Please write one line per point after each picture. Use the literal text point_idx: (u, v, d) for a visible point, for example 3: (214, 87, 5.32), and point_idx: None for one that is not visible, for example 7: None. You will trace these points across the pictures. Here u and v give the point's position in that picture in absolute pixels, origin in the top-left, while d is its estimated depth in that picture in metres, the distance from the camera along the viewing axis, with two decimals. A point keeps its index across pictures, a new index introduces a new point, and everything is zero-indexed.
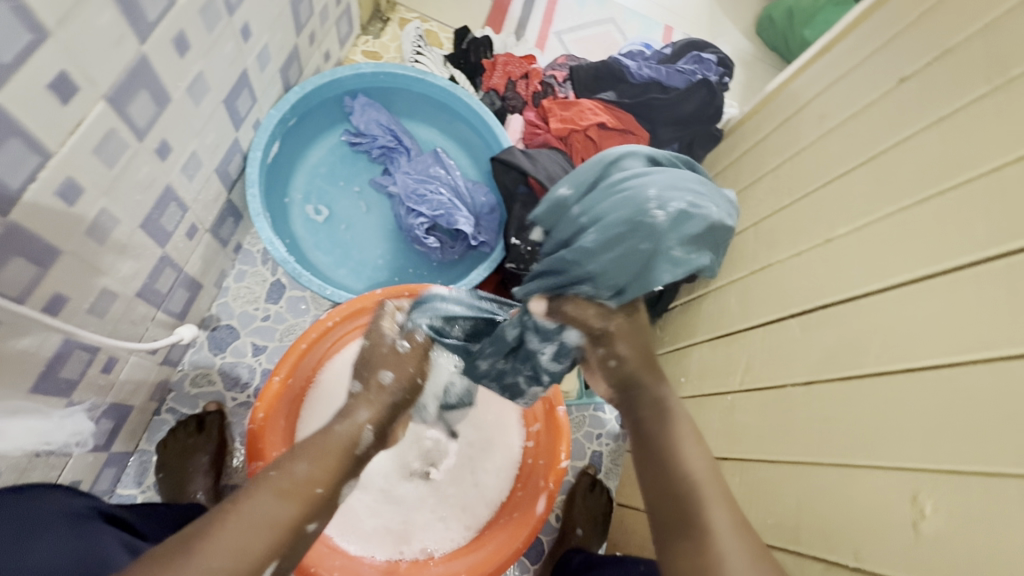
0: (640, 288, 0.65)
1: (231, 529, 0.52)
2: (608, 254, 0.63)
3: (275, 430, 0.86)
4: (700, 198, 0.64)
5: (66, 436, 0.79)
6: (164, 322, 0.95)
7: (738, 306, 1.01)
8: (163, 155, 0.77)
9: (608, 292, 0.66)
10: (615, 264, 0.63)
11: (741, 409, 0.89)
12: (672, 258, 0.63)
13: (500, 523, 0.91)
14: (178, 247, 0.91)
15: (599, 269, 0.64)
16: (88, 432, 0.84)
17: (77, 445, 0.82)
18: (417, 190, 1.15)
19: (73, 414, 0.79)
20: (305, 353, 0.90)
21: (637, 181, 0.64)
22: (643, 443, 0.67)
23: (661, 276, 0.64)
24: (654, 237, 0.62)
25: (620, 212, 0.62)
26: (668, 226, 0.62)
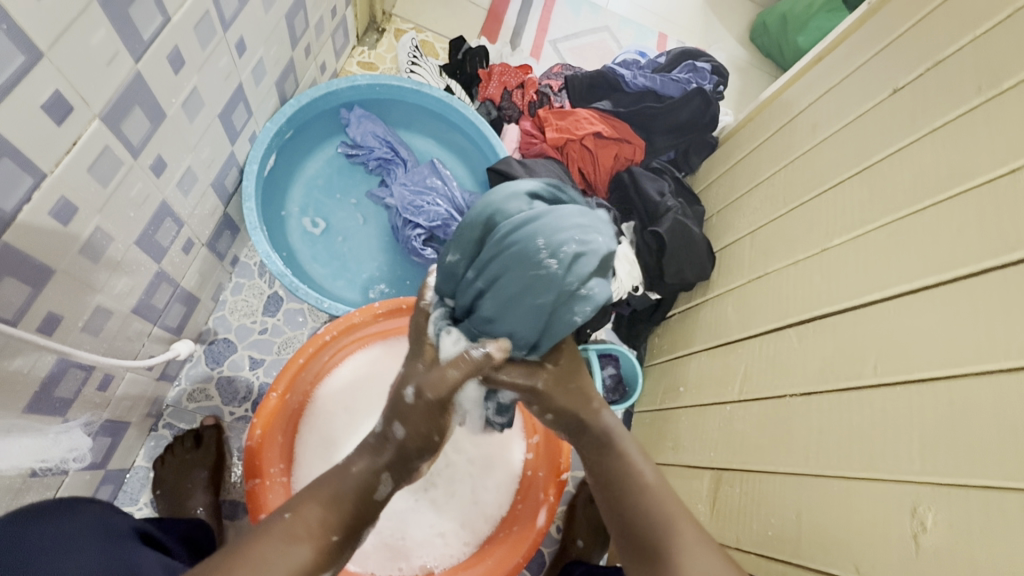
0: (559, 335, 0.63)
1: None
2: (515, 315, 0.61)
3: (273, 446, 0.85)
4: (596, 228, 0.59)
5: (64, 452, 0.78)
6: (160, 337, 0.95)
7: (736, 315, 1.01)
8: (158, 171, 0.77)
9: (524, 349, 0.65)
10: (523, 326, 0.62)
11: (740, 419, 0.89)
12: (584, 298, 0.60)
13: (499, 537, 0.91)
14: (174, 262, 0.91)
15: (508, 331, 0.62)
16: (86, 447, 0.83)
17: (75, 460, 0.81)
18: (414, 201, 1.15)
19: (71, 430, 0.78)
20: (303, 367, 0.90)
21: (522, 227, 0.58)
22: (601, 459, 0.69)
23: (576, 319, 0.61)
24: (557, 289, 0.58)
25: (512, 270, 0.58)
26: (571, 270, 0.58)
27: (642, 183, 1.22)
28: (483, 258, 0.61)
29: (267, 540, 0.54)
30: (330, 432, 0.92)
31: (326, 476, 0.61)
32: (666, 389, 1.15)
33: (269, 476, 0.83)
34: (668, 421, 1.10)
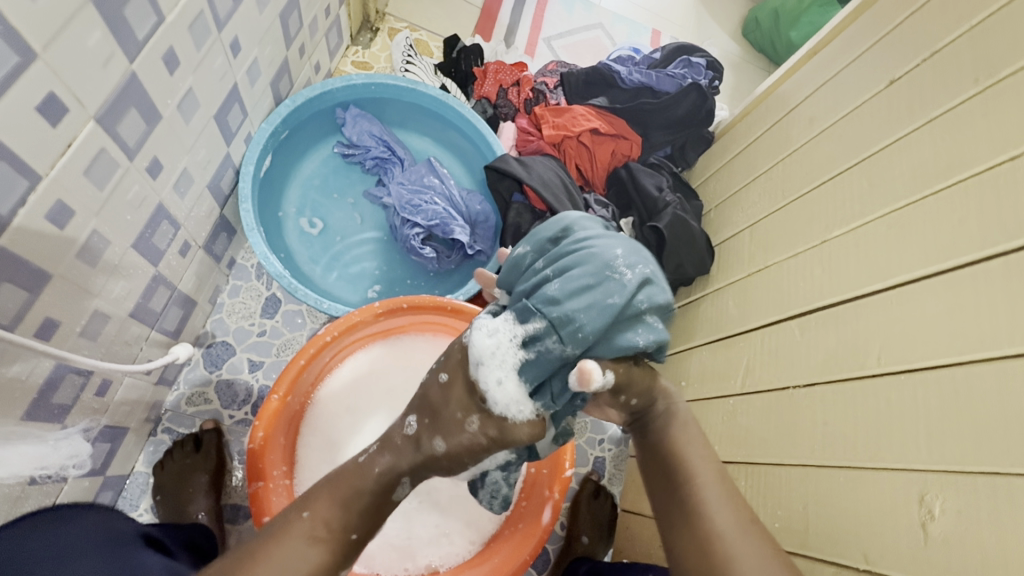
0: (611, 351, 0.60)
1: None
2: (581, 304, 0.58)
3: (275, 449, 0.84)
4: (658, 275, 0.65)
5: (63, 459, 0.78)
6: (159, 341, 0.94)
7: (737, 308, 1.01)
8: (154, 173, 0.76)
9: (575, 350, 0.59)
10: (587, 315, 0.57)
11: (743, 412, 0.89)
12: (641, 322, 0.61)
13: (505, 535, 0.91)
14: (171, 265, 0.90)
15: (568, 319, 0.57)
16: (85, 453, 0.83)
17: (74, 467, 0.81)
18: (412, 200, 1.14)
19: (69, 436, 0.77)
20: (304, 369, 0.89)
21: (602, 241, 0.62)
22: (648, 434, 0.70)
23: (632, 337, 0.60)
24: (626, 294, 0.59)
25: (592, 263, 0.59)
26: (638, 288, 0.60)
27: (639, 179, 1.22)
28: (559, 252, 0.62)
29: (286, 540, 0.56)
30: (331, 433, 0.91)
31: (344, 471, 0.61)
32: (668, 383, 1.15)
33: (272, 479, 0.82)
34: None
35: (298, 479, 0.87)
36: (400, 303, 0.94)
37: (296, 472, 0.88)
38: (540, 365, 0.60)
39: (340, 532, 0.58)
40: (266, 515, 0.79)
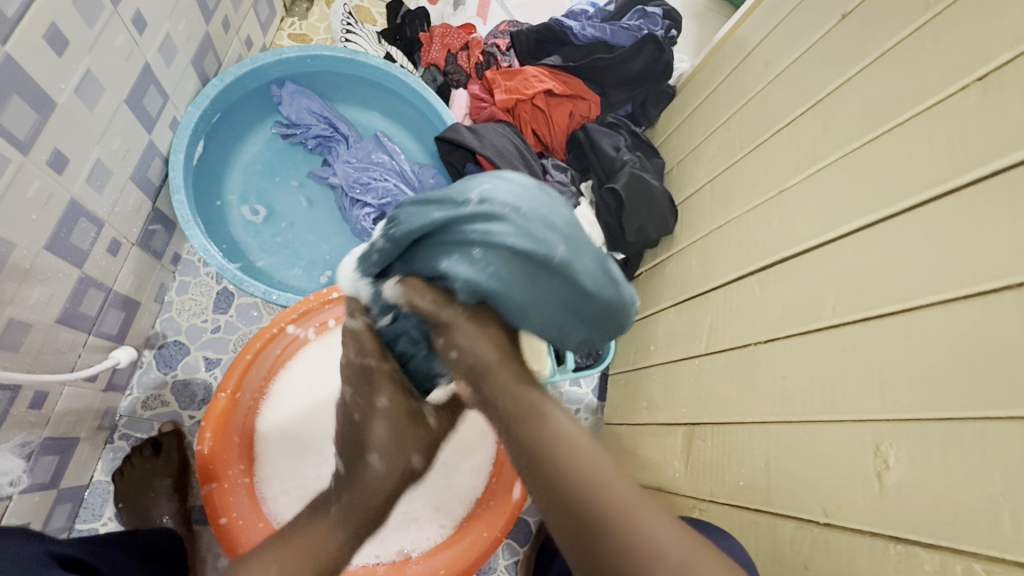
0: (424, 266, 0.58)
1: None
2: (410, 213, 0.59)
3: (229, 447, 0.82)
4: (549, 230, 0.55)
5: None
6: (98, 346, 0.89)
7: (699, 268, 0.99)
8: (59, 167, 0.70)
9: (394, 252, 0.61)
10: (407, 221, 0.58)
11: (708, 373, 0.88)
12: (465, 252, 0.54)
13: (477, 514, 0.90)
14: (99, 264, 0.84)
15: (399, 221, 0.60)
16: (22, 470, 0.78)
17: (11, 485, 0.77)
18: (360, 178, 1.09)
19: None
20: (252, 363, 0.85)
21: (494, 177, 0.59)
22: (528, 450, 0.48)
23: (441, 262, 0.56)
24: (453, 213, 0.55)
25: (447, 187, 0.60)
26: (476, 219, 0.54)
27: (597, 140, 1.16)
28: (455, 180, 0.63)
29: None
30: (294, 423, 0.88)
31: None
32: (637, 349, 1.13)
33: (228, 479, 0.80)
34: (642, 381, 1.09)
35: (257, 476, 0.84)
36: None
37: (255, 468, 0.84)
38: (371, 263, 0.64)
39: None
40: (223, 515, 0.77)
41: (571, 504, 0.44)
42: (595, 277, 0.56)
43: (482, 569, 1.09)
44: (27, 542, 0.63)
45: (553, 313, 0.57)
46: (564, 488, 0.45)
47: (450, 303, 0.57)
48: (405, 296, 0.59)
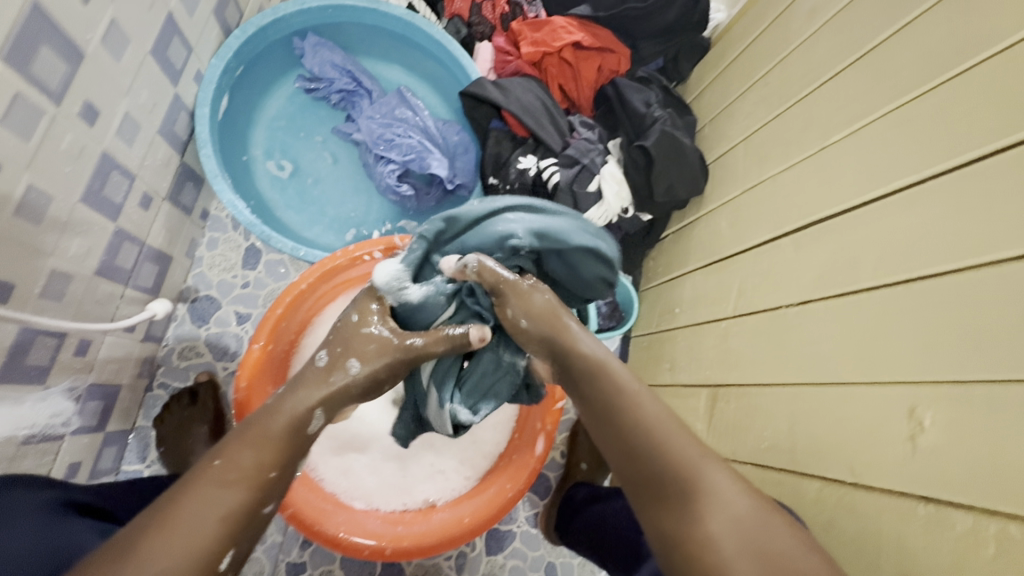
0: (483, 240, 0.71)
1: (167, 532, 0.45)
2: (426, 226, 0.72)
3: (262, 396, 0.84)
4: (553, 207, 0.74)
5: (46, 418, 0.77)
6: (135, 299, 0.92)
7: (729, 229, 0.96)
8: (90, 119, 0.71)
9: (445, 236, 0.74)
10: (449, 216, 0.73)
11: (735, 335, 0.87)
12: (509, 219, 0.70)
13: (500, 467, 0.93)
14: (132, 219, 0.85)
15: (437, 220, 0.72)
16: (72, 411, 0.82)
17: (62, 426, 0.81)
18: (384, 134, 1.08)
19: (50, 396, 0.76)
20: (283, 317, 0.86)
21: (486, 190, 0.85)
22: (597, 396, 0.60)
23: (497, 227, 0.70)
24: (488, 208, 0.73)
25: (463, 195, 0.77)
26: (504, 210, 0.73)
27: (626, 95, 1.10)
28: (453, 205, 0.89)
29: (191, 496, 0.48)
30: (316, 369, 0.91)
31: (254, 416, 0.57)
32: (662, 312, 1.13)
33: None
34: (665, 343, 1.08)
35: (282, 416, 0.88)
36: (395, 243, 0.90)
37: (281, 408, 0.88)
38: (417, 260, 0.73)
39: (254, 470, 0.52)
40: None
41: (635, 448, 0.54)
42: (595, 229, 0.73)
43: (505, 519, 1.14)
44: (39, 489, 0.63)
45: (582, 251, 0.71)
46: (625, 432, 0.55)
47: (517, 258, 0.71)
48: (478, 258, 0.67)
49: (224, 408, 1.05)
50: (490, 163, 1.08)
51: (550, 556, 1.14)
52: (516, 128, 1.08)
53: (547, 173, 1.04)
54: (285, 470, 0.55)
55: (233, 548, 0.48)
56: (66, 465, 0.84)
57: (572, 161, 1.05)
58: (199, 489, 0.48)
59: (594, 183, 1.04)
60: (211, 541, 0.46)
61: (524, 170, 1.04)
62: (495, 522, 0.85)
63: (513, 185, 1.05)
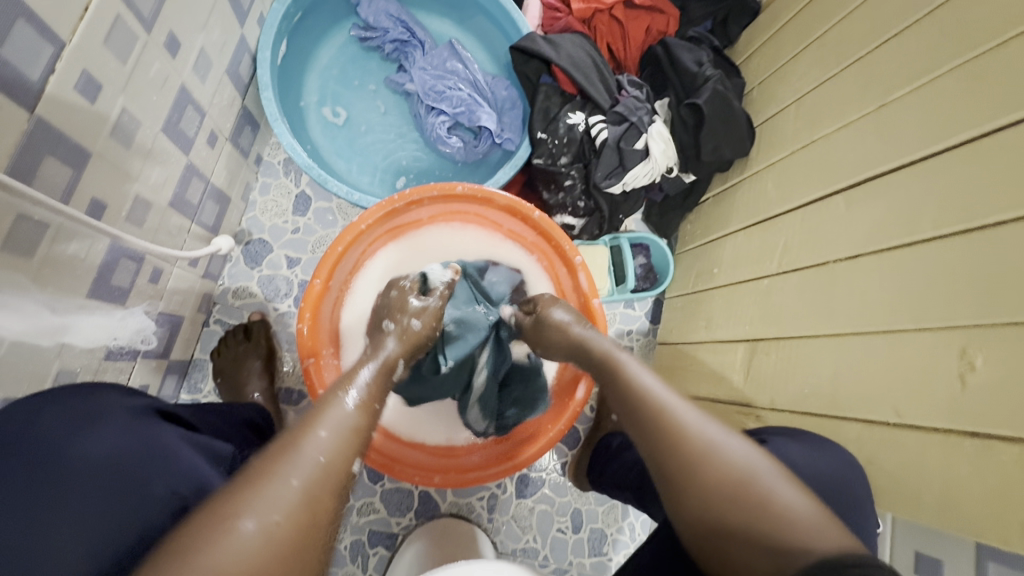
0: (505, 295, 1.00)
1: (324, 430, 0.50)
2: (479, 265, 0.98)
3: (321, 329, 0.89)
4: None
5: (131, 333, 0.82)
6: (199, 235, 0.96)
7: (775, 190, 0.97)
8: (173, 51, 0.74)
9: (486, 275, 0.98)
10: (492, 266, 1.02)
11: (777, 292, 0.89)
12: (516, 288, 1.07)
13: (542, 409, 0.97)
14: (200, 154, 0.89)
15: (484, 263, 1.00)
16: (150, 330, 0.88)
17: (142, 342, 0.86)
18: (435, 86, 1.09)
19: (134, 314, 0.81)
20: (342, 256, 0.89)
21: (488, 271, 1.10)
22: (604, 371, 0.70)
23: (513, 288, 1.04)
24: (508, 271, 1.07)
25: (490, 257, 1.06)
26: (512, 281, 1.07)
27: (677, 54, 1.08)
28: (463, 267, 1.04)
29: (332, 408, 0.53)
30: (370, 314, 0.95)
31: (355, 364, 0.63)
32: (698, 273, 1.15)
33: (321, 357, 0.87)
34: (701, 303, 1.11)
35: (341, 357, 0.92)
36: (449, 188, 0.92)
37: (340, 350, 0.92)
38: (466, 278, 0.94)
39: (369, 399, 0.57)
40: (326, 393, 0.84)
41: (628, 404, 0.63)
42: None
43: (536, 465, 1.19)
44: (126, 396, 0.59)
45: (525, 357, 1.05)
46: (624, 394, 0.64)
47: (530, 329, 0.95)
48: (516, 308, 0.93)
49: (275, 345, 1.10)
50: (539, 118, 1.07)
51: (577, 503, 1.19)
52: (565, 83, 1.08)
53: (596, 129, 1.05)
54: (382, 400, 0.60)
55: (360, 453, 0.52)
56: (138, 385, 0.89)
57: (620, 119, 1.06)
58: (331, 408, 0.53)
59: (641, 141, 1.05)
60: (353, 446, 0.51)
61: (574, 125, 1.05)
62: (535, 462, 0.90)
63: (562, 140, 1.05)
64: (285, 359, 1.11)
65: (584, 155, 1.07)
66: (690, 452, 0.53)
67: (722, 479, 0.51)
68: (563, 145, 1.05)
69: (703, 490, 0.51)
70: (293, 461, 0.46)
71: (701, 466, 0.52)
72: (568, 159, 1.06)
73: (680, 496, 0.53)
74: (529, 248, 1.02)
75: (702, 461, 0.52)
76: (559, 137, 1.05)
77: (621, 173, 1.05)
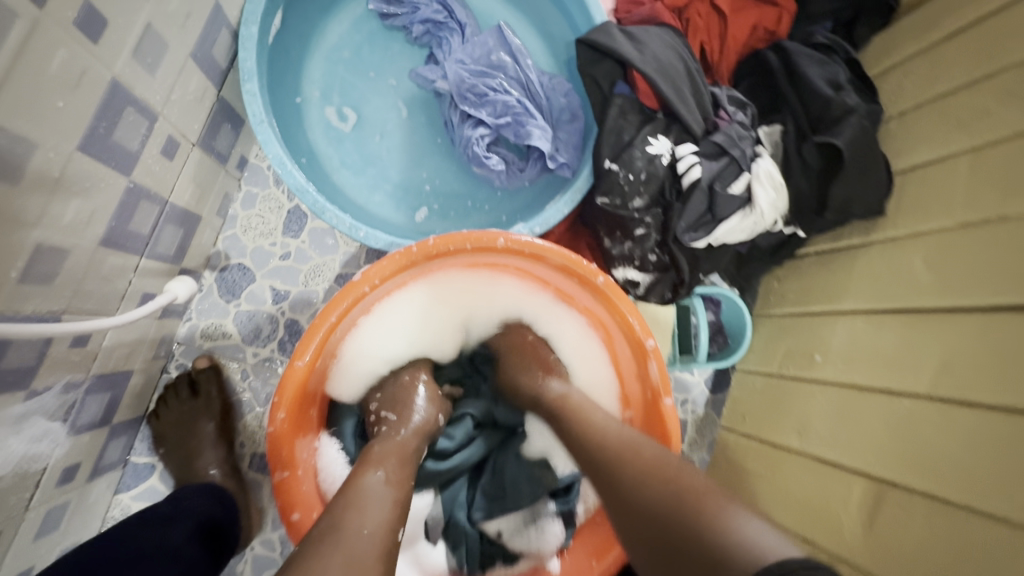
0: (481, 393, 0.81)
1: (365, 504, 0.48)
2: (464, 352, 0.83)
3: (302, 425, 0.66)
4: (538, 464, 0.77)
5: (22, 449, 0.60)
6: (155, 270, 0.74)
7: (927, 272, 0.71)
8: (93, 31, 0.49)
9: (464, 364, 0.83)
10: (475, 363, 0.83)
11: (926, 426, 0.65)
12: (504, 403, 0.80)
13: (596, 522, 0.72)
14: (152, 171, 0.65)
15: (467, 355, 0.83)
16: (62, 432, 0.66)
17: (49, 451, 0.65)
18: (474, 86, 0.83)
19: (32, 414, 0.60)
20: (335, 326, 0.66)
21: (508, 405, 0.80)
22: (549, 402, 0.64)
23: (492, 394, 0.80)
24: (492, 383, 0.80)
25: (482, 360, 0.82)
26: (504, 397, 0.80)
27: (802, 67, 0.81)
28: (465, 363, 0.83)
29: (363, 489, 0.50)
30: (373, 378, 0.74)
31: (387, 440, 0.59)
32: (792, 352, 0.90)
33: (300, 466, 0.64)
34: (795, 395, 0.86)
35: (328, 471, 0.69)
36: (488, 241, 0.68)
37: (323, 456, 0.70)
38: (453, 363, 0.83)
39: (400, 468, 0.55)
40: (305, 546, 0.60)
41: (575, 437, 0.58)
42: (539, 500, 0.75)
43: None
44: None
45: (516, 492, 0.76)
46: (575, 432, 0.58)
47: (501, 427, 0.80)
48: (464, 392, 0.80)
49: (232, 400, 0.88)
50: (609, 142, 0.80)
51: None
52: (649, 98, 0.82)
53: (685, 163, 0.79)
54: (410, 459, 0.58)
55: (402, 526, 0.50)
56: (63, 470, 0.69)
57: (717, 151, 0.81)
58: (366, 492, 0.50)
59: (741, 183, 0.80)
60: (388, 518, 0.48)
61: (656, 155, 0.79)
62: None
63: (640, 176, 0.79)
64: (250, 418, 0.89)
65: (664, 196, 0.81)
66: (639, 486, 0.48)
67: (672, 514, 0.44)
68: (639, 182, 0.79)
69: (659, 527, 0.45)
70: (347, 546, 0.43)
71: (659, 501, 0.46)
72: (643, 202, 0.80)
73: (662, 540, 0.44)
74: (585, 315, 0.76)
75: (666, 497, 0.46)
76: (635, 172, 0.79)
77: (710, 225, 0.80)
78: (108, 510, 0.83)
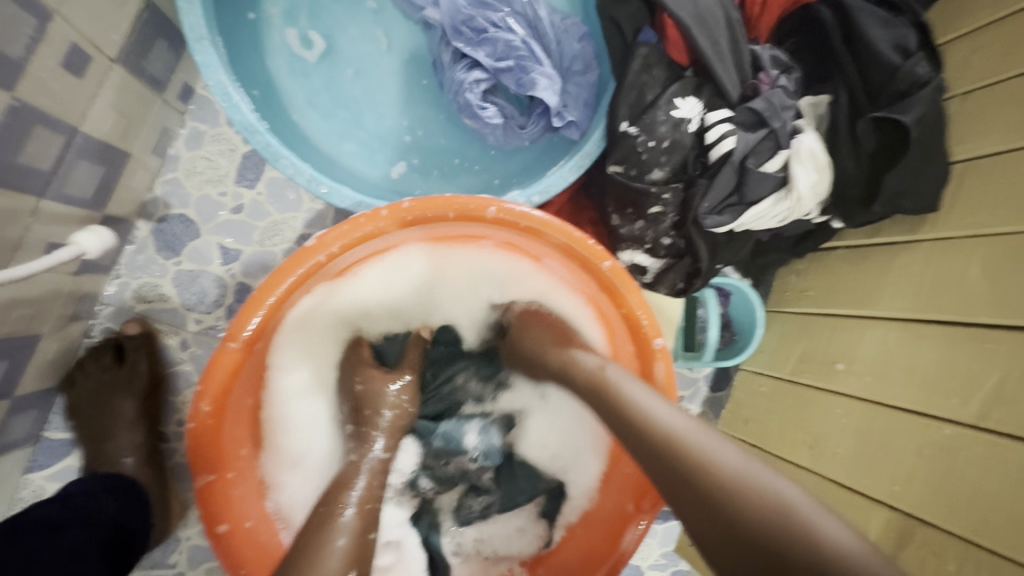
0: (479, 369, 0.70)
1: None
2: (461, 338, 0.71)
3: (235, 417, 0.55)
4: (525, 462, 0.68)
5: None
6: (68, 213, 0.60)
7: (983, 279, 0.60)
8: None
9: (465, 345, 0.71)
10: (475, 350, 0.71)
11: (964, 458, 0.57)
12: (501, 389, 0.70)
13: (575, 533, 0.62)
14: (50, 88, 0.51)
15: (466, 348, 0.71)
16: None
17: None
18: (471, 18, 0.69)
19: None
20: (279, 306, 0.53)
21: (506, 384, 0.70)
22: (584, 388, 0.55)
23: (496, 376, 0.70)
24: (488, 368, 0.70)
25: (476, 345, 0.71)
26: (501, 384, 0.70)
27: (864, 26, 0.68)
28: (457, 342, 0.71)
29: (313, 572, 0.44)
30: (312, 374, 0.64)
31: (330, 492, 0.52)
32: (810, 356, 0.80)
33: (233, 466, 0.54)
34: (811, 406, 0.77)
35: (266, 478, 0.58)
36: (475, 209, 0.55)
37: (265, 468, 0.58)
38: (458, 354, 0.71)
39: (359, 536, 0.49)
40: (248, 568, 0.51)
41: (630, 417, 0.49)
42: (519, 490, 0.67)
43: None
44: None
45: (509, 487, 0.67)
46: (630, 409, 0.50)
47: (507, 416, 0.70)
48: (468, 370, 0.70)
49: (168, 371, 0.76)
50: (628, 101, 0.67)
51: None
52: (677, 50, 0.69)
53: (716, 132, 0.67)
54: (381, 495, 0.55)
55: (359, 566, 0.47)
56: None
57: (756, 121, 0.68)
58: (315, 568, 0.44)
59: (778, 160, 0.68)
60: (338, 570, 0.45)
61: (682, 120, 0.67)
62: None
63: (662, 144, 0.66)
64: (188, 394, 0.77)
65: (686, 169, 0.69)
66: (729, 488, 0.40)
67: (766, 514, 0.37)
68: (660, 150, 0.66)
69: (723, 508, 0.39)
70: None
71: (733, 490, 0.40)
72: (662, 175, 0.68)
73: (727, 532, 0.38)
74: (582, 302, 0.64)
75: (735, 485, 0.40)
76: (655, 137, 0.66)
77: (737, 208, 0.69)
78: (16, 492, 0.71)
